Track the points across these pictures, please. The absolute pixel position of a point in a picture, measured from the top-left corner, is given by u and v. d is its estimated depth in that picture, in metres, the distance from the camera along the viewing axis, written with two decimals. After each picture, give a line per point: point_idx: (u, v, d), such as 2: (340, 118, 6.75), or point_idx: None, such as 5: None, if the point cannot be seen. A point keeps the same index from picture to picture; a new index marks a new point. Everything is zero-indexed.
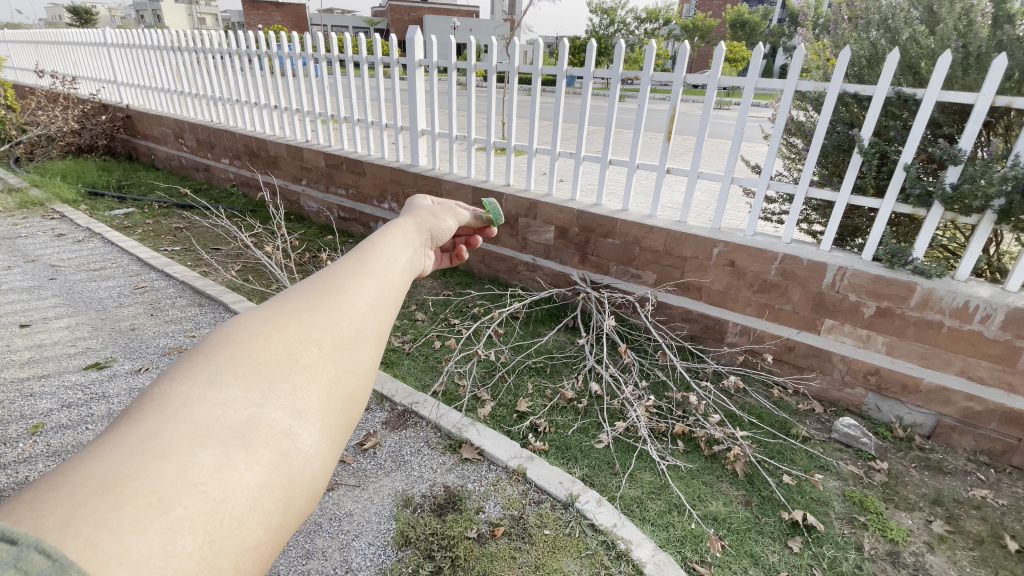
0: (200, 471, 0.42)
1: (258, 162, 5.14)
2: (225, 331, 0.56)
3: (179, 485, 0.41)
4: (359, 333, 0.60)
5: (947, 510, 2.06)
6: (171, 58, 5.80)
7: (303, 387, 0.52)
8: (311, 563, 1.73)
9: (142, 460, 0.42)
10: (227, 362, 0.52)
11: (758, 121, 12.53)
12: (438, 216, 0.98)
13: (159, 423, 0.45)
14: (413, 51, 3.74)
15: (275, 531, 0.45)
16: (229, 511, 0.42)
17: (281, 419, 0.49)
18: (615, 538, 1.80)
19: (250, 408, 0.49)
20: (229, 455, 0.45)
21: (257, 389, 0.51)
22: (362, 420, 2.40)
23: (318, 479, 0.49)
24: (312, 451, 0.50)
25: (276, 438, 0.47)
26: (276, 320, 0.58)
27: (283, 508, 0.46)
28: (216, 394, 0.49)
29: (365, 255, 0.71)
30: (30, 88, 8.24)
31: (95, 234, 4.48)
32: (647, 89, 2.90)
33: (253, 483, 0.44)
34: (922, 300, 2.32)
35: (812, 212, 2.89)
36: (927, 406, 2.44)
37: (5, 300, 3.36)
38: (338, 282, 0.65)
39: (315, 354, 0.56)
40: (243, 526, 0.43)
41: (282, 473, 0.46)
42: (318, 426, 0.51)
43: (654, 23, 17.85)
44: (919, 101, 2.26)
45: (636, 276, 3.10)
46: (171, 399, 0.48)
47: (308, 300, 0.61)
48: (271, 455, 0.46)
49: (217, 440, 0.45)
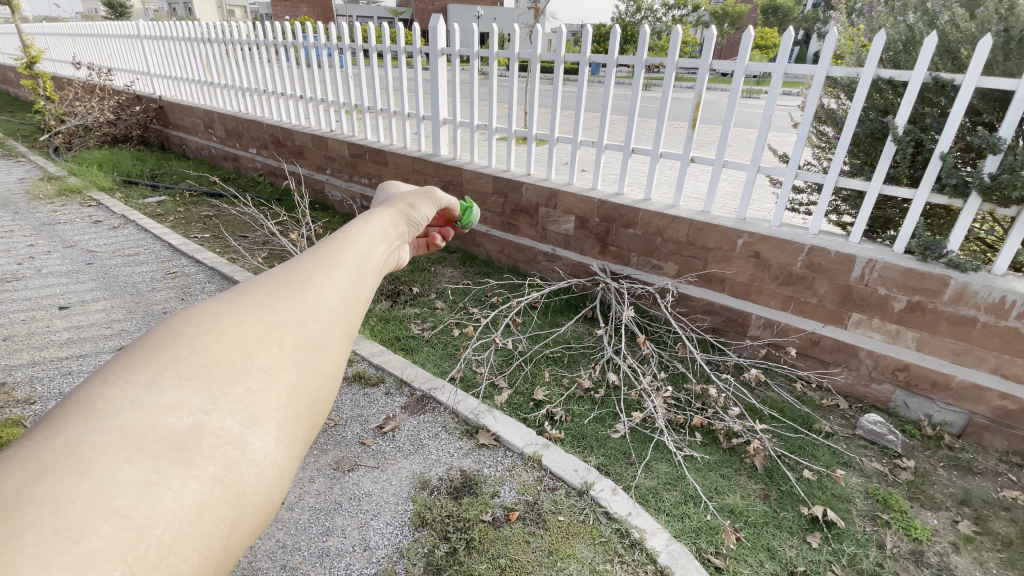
0: (122, 492, 0.34)
1: (284, 151, 5.24)
2: (170, 324, 0.48)
3: (95, 506, 0.33)
4: (329, 330, 0.52)
5: (975, 511, 2.00)
6: (201, 50, 5.94)
7: (258, 392, 0.45)
8: (331, 540, 1.78)
9: (51, 479, 0.33)
10: (169, 362, 0.44)
11: (787, 109, 12.17)
12: (415, 204, 0.90)
13: (81, 433, 0.37)
14: (436, 40, 3.73)
15: (216, 557, 0.38)
16: (158, 538, 0.34)
17: (230, 427, 0.42)
18: (630, 526, 1.81)
19: (194, 414, 0.41)
20: (162, 472, 0.37)
21: (204, 393, 0.43)
22: (382, 403, 2.45)
23: (272, 493, 0.42)
24: (266, 462, 0.43)
25: (222, 449, 0.40)
26: (231, 313, 0.50)
27: (228, 528, 0.39)
28: (154, 399, 0.41)
29: (338, 244, 0.63)
30: (68, 80, 8.55)
31: (130, 221, 4.63)
32: (671, 77, 2.84)
33: (188, 503, 0.37)
34: (956, 295, 2.23)
35: (841, 203, 2.81)
36: (957, 404, 2.37)
37: (46, 283, 3.52)
38: (305, 273, 0.57)
39: (275, 351, 0.48)
40: (175, 554, 0.35)
41: (228, 491, 0.39)
42: (274, 434, 0.44)
43: (682, 10, 17.41)
44: (957, 86, 2.16)
45: (657, 267, 3.06)
46: (98, 404, 0.40)
47: (270, 292, 0.53)
48: (215, 469, 0.39)
49: (148, 454, 0.37)
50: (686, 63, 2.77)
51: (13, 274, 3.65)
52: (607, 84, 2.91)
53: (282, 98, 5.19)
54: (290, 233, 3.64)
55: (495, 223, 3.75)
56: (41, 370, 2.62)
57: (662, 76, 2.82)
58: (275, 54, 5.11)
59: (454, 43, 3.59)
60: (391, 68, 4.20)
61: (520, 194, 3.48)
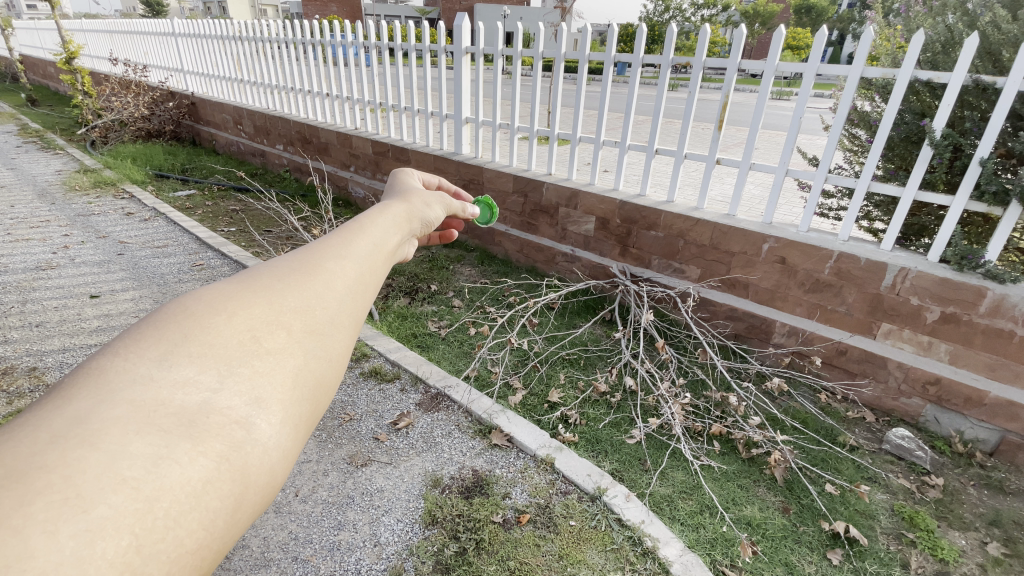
0: (131, 464, 0.34)
1: (310, 148, 5.31)
2: (183, 302, 0.47)
3: (104, 476, 0.32)
4: (341, 319, 0.51)
5: (1006, 533, 1.91)
6: (233, 48, 6.07)
7: (265, 373, 0.44)
8: (342, 534, 1.79)
9: (63, 449, 0.33)
10: (178, 340, 0.43)
11: (819, 112, 11.80)
12: (427, 203, 0.88)
13: (93, 405, 0.37)
14: (461, 38, 3.72)
15: (221, 533, 0.38)
16: (165, 511, 0.34)
17: (237, 407, 0.41)
18: (642, 534, 1.77)
19: (203, 393, 0.41)
20: (171, 447, 0.36)
21: (213, 369, 0.42)
22: (396, 400, 2.45)
23: (276, 474, 0.42)
24: (271, 443, 0.42)
25: (228, 428, 0.39)
26: (242, 296, 0.49)
27: (231, 508, 0.39)
28: (166, 374, 0.41)
29: (350, 234, 0.62)
30: (105, 76, 8.83)
31: (161, 214, 4.76)
32: (698, 77, 2.76)
33: (194, 479, 0.36)
34: (992, 307, 2.13)
35: (873, 209, 2.71)
36: (991, 421, 2.26)
37: (79, 272, 3.65)
38: (316, 260, 0.56)
39: (283, 336, 0.47)
40: (181, 528, 0.35)
41: (233, 469, 0.39)
42: (279, 416, 0.43)
43: (711, 11, 17.00)
44: (999, 89, 2.06)
45: (678, 271, 3.01)
46: (109, 376, 0.40)
47: (281, 277, 0.52)
48: (221, 447, 0.38)
49: (158, 429, 0.37)
50: (713, 63, 2.69)
51: (49, 263, 3.79)
52: (630, 85, 2.85)
53: (309, 96, 5.28)
54: (312, 229, 3.69)
55: (515, 222, 3.74)
56: (72, 356, 2.71)
57: (688, 76, 2.74)
58: (303, 52, 5.19)
59: (478, 42, 3.57)
60: (415, 67, 4.21)
61: (540, 194, 3.46)
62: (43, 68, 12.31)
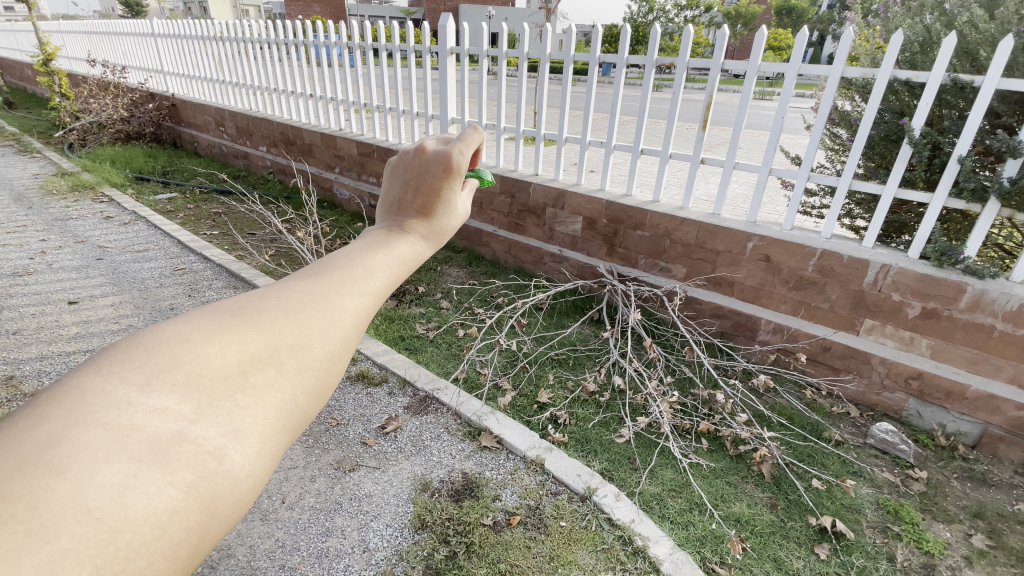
0: (97, 493, 0.36)
1: (294, 150, 5.25)
2: (175, 324, 0.47)
3: (69, 506, 0.35)
4: (332, 353, 0.52)
5: (989, 525, 1.95)
6: (214, 48, 5.98)
7: (247, 407, 0.45)
8: (330, 540, 1.77)
9: (33, 475, 0.35)
10: (164, 363, 0.44)
11: (800, 111, 11.93)
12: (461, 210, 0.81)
13: (64, 427, 0.38)
14: (446, 39, 3.70)
15: (184, 559, 0.40)
16: (127, 540, 0.36)
17: (212, 438, 0.42)
18: (632, 534, 1.78)
19: (179, 422, 0.41)
20: (139, 476, 0.38)
21: (196, 400, 0.43)
22: (384, 403, 2.43)
23: (244, 503, 0.43)
24: (243, 473, 0.43)
25: (199, 459, 0.41)
26: (237, 325, 0.49)
27: (197, 534, 0.41)
28: (145, 400, 0.41)
29: (360, 259, 0.61)
30: (83, 77, 8.66)
31: (140, 218, 4.66)
32: (682, 77, 2.78)
33: (160, 509, 0.38)
34: (972, 302, 2.17)
35: (854, 207, 2.75)
36: (973, 414, 2.31)
37: (57, 278, 3.56)
38: (323, 290, 0.55)
39: (273, 372, 0.47)
40: (141, 558, 0.37)
41: (201, 499, 0.40)
42: (254, 448, 0.44)
43: (693, 12, 17.11)
44: (976, 88, 2.10)
45: (665, 270, 3.02)
46: (86, 396, 0.41)
47: (281, 306, 0.52)
48: (191, 477, 0.40)
49: (129, 456, 0.38)
50: (697, 63, 2.71)
51: (25, 269, 3.69)
52: (615, 86, 2.85)
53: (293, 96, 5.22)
54: (297, 231, 3.64)
55: (503, 223, 3.74)
56: (49, 364, 2.65)
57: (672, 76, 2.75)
58: (286, 53, 5.13)
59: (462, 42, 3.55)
60: (399, 67, 4.18)
61: (527, 195, 3.46)
62: (19, 70, 12.04)
